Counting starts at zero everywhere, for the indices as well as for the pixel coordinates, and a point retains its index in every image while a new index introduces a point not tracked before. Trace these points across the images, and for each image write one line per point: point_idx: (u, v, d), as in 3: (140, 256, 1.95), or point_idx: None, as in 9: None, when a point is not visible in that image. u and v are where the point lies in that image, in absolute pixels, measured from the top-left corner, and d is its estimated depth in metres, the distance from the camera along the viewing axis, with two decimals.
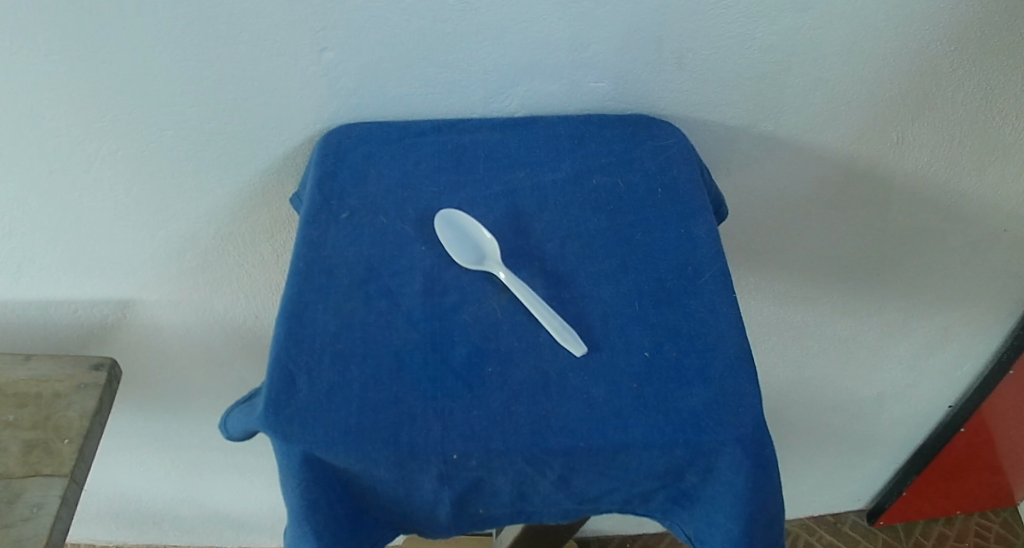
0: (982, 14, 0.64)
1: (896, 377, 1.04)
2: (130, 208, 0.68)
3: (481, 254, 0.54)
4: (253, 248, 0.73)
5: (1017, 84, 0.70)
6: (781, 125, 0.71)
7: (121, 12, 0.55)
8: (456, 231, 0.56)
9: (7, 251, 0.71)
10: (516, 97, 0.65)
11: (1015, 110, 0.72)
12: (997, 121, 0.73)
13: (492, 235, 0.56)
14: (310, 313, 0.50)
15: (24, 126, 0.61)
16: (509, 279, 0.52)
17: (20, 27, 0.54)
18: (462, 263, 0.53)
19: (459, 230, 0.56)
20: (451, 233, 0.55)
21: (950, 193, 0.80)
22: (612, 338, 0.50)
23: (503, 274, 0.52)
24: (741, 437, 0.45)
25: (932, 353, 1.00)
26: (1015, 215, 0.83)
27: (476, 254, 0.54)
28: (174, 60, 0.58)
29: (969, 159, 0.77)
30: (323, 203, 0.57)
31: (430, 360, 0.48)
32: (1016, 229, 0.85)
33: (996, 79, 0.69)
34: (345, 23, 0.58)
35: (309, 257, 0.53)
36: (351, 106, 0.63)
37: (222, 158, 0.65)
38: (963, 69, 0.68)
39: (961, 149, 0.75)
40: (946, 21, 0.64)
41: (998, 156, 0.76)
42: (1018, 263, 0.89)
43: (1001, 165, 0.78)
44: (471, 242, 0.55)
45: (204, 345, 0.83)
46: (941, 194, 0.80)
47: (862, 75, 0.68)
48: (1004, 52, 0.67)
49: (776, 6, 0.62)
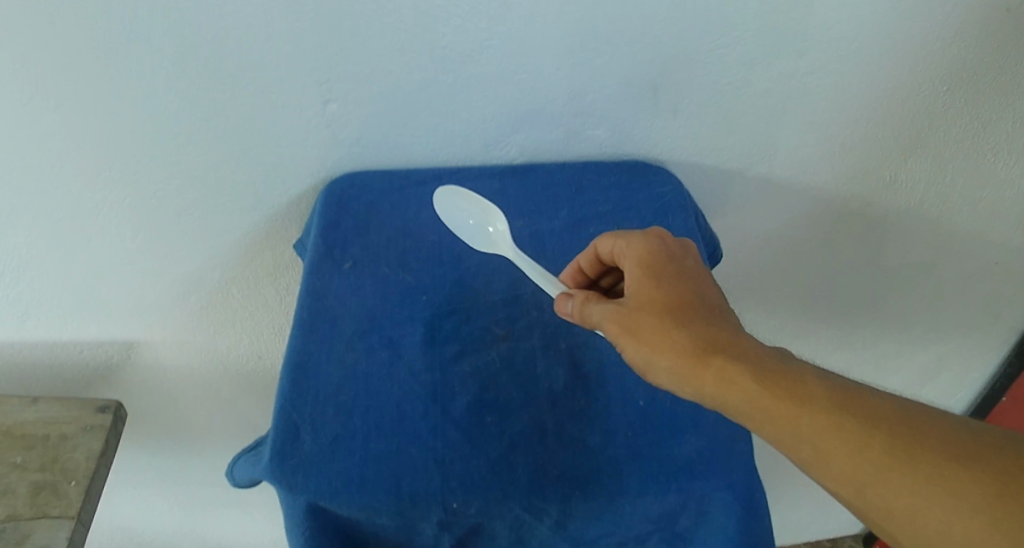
0: (967, 57, 0.66)
1: None
2: (138, 251, 0.70)
3: (481, 237, 0.61)
4: (256, 291, 0.75)
5: (1008, 120, 0.71)
6: (775, 168, 0.74)
7: (133, 61, 0.56)
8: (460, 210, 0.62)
9: (10, 297, 0.71)
10: (515, 145, 0.68)
11: (1006, 145, 0.73)
12: (990, 156, 0.74)
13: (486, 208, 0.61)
14: (314, 365, 0.55)
15: (34, 176, 0.62)
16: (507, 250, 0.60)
17: (34, 79, 0.56)
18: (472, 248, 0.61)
19: (478, 208, 0.62)
20: (469, 208, 0.62)
21: (943, 227, 0.81)
22: (609, 387, 0.56)
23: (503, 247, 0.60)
24: (732, 482, 0.51)
25: (927, 384, 1.01)
26: (1008, 247, 0.84)
27: (479, 236, 0.61)
28: (184, 108, 0.60)
29: (962, 195, 0.78)
30: (327, 253, 0.61)
31: (431, 410, 0.54)
32: (1009, 260, 0.86)
33: (986, 116, 0.71)
34: (350, 75, 0.60)
35: (314, 308, 0.58)
36: (354, 155, 0.65)
37: (230, 203, 0.67)
38: (950, 108, 0.70)
39: (954, 185, 0.77)
40: (930, 64, 0.66)
41: (989, 190, 0.78)
42: (1012, 292, 0.89)
43: (993, 198, 0.79)
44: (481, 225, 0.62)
45: (209, 384, 0.84)
46: (935, 228, 0.81)
47: (850, 119, 0.70)
48: (995, 90, 0.69)
49: (770, 54, 0.64)
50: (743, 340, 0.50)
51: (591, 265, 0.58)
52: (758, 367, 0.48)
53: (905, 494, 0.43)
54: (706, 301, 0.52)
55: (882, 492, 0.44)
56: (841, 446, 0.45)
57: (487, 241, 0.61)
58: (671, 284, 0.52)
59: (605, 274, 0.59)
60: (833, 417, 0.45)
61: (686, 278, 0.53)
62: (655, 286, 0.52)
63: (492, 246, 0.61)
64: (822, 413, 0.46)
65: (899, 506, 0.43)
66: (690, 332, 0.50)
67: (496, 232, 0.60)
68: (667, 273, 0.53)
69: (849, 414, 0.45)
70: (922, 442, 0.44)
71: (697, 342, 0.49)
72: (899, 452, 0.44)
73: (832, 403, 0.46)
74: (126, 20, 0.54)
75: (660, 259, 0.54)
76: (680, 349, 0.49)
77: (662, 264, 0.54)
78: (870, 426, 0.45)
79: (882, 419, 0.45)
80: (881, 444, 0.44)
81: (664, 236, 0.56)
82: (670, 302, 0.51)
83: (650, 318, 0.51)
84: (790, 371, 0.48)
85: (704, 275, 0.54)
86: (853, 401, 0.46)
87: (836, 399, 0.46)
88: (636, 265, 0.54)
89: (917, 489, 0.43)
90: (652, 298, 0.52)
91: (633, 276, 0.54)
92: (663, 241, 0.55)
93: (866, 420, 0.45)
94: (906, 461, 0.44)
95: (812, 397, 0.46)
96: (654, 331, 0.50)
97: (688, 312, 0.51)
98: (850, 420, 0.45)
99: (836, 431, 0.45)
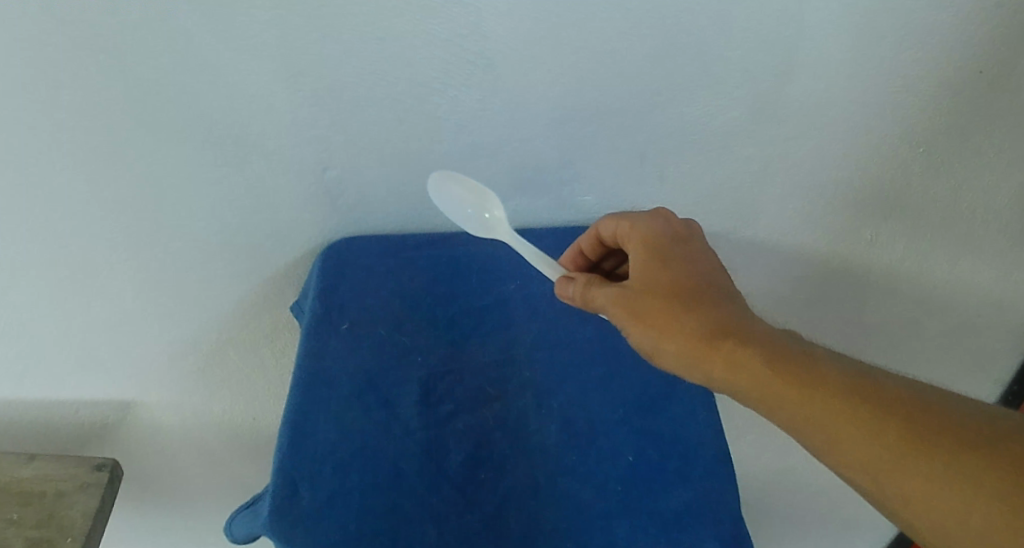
0: (939, 124, 0.70)
1: None
2: (138, 313, 0.71)
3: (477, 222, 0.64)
4: (252, 353, 0.77)
5: (983, 181, 0.74)
6: (758, 231, 0.78)
7: (135, 131, 0.58)
8: (451, 195, 0.65)
9: (11, 357, 0.72)
10: (509, 210, 0.72)
11: (984, 204, 0.76)
12: (969, 215, 0.77)
13: (477, 193, 0.64)
14: (312, 424, 0.58)
15: (34, 236, 0.63)
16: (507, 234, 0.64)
17: (41, 148, 0.58)
18: (469, 231, 0.65)
19: (473, 194, 0.64)
20: (465, 194, 0.65)
21: (926, 284, 0.84)
22: (599, 444, 0.61)
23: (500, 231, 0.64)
24: (719, 533, 0.57)
25: None
26: (991, 302, 0.86)
27: (476, 222, 0.64)
28: (185, 176, 0.62)
29: (943, 253, 0.81)
30: (325, 314, 0.63)
31: (426, 468, 0.58)
32: (991, 315, 0.88)
33: (963, 177, 0.74)
34: (348, 144, 0.62)
35: (312, 369, 0.60)
36: (351, 220, 0.68)
37: (229, 266, 0.69)
38: (924, 168, 0.73)
39: (934, 243, 0.80)
40: (901, 128, 0.70)
41: (969, 248, 0.81)
42: (996, 346, 0.92)
43: (973, 256, 0.82)
44: (476, 208, 0.65)
45: (204, 444, 0.85)
46: (917, 285, 0.84)
47: (828, 182, 0.74)
48: (971, 152, 0.72)
49: (751, 122, 0.68)
50: (749, 326, 0.56)
51: (593, 247, 0.66)
52: (767, 353, 0.53)
53: (916, 477, 0.48)
54: (712, 285, 0.58)
55: (895, 477, 0.49)
56: (852, 429, 0.50)
57: (484, 225, 0.64)
58: (677, 270, 0.59)
59: (607, 257, 0.67)
60: (842, 402, 0.51)
61: (693, 261, 0.59)
62: (661, 272, 0.59)
63: (490, 230, 0.65)
64: (832, 397, 0.51)
65: (910, 492, 0.48)
66: (699, 318, 0.56)
67: (492, 218, 0.64)
68: (673, 260, 0.59)
69: (857, 399, 0.51)
70: (930, 426, 0.49)
71: (706, 328, 0.55)
72: (908, 436, 0.49)
73: (838, 387, 0.51)
74: (131, 94, 0.56)
75: (663, 245, 0.60)
76: (688, 333, 0.55)
77: (669, 248, 0.60)
78: (878, 410, 0.50)
79: (892, 404, 0.50)
80: (887, 429, 0.49)
81: (668, 217, 0.62)
82: (677, 287, 0.58)
83: (659, 303, 0.57)
84: (799, 358, 0.53)
85: (707, 259, 0.60)
86: (860, 387, 0.51)
87: (842, 384, 0.51)
88: (639, 249, 0.61)
89: (926, 472, 0.48)
90: (660, 282, 0.58)
91: (640, 259, 0.60)
92: (668, 221, 0.62)
93: (874, 403, 0.50)
94: (915, 445, 0.48)
95: (820, 383, 0.52)
96: (665, 318, 0.56)
97: (696, 297, 0.57)
98: (862, 406, 0.50)
99: (846, 415, 0.50)
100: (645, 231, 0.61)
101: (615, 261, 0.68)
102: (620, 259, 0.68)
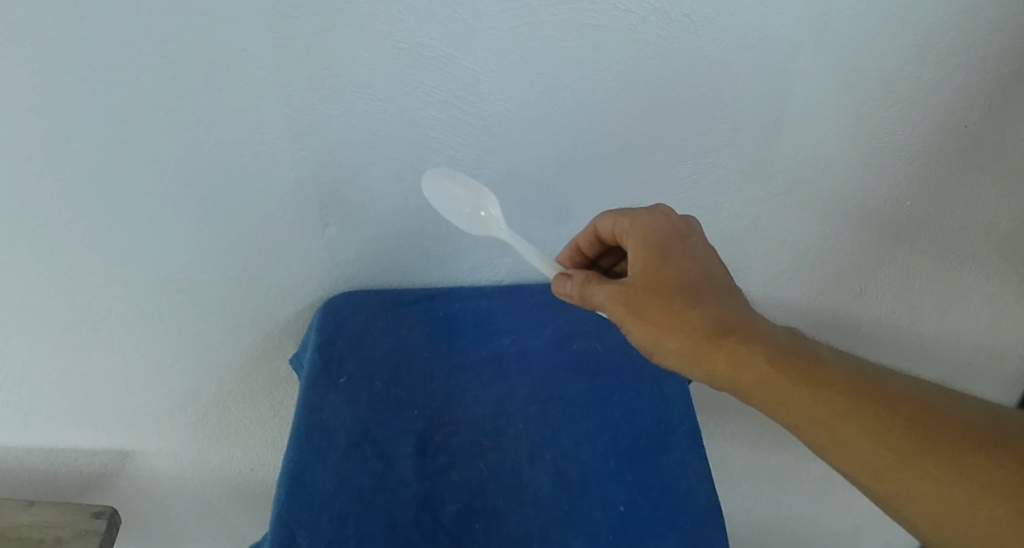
0: (921, 180, 0.73)
1: (872, 509, 1.07)
2: (140, 363, 0.72)
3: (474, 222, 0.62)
4: (251, 404, 0.78)
5: (967, 231, 0.77)
6: (749, 285, 0.80)
7: (142, 188, 0.60)
8: (445, 193, 0.62)
9: (11, 406, 0.73)
10: (503, 267, 0.73)
11: (970, 254, 0.80)
12: (955, 263, 0.80)
13: (473, 190, 0.62)
14: (310, 473, 0.59)
15: (37, 285, 0.64)
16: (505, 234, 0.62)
17: (49, 205, 0.60)
18: (467, 232, 0.62)
19: (469, 192, 0.62)
20: (459, 191, 0.62)
21: (917, 331, 0.87)
22: (591, 493, 0.62)
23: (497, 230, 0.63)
24: None
25: None
26: (978, 350, 0.90)
27: (474, 222, 0.62)
28: (189, 230, 0.64)
29: (931, 302, 0.84)
30: (323, 367, 0.64)
31: (422, 517, 0.59)
32: (980, 362, 0.91)
33: (949, 228, 0.77)
34: (350, 200, 0.65)
35: (310, 422, 0.61)
36: (351, 274, 0.70)
37: (231, 318, 0.71)
38: (910, 223, 0.76)
39: (923, 293, 0.83)
40: (884, 186, 0.72)
41: (956, 297, 0.84)
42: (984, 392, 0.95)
43: (961, 306, 0.85)
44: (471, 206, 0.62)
45: (200, 493, 0.85)
46: (907, 334, 0.87)
47: (815, 236, 0.76)
48: (956, 204, 0.75)
49: (740, 180, 0.71)
50: (751, 326, 0.57)
51: (589, 245, 0.65)
52: (771, 355, 0.55)
53: (920, 477, 0.51)
54: (713, 282, 0.59)
55: (901, 476, 0.52)
56: (857, 430, 0.53)
57: (481, 225, 0.62)
58: (679, 267, 0.59)
59: (602, 254, 0.67)
60: (846, 402, 0.54)
61: (695, 259, 0.59)
62: (663, 269, 0.59)
63: (484, 228, 0.63)
64: (837, 399, 0.54)
65: (914, 490, 0.51)
66: (703, 318, 0.57)
67: (490, 217, 0.62)
68: (673, 255, 0.59)
69: (859, 399, 0.54)
70: (931, 428, 0.52)
71: (710, 328, 0.56)
72: (911, 437, 0.52)
73: (841, 388, 0.54)
74: (139, 153, 0.58)
75: (662, 239, 0.60)
76: (693, 335, 0.56)
77: (670, 245, 0.60)
78: (881, 411, 0.53)
79: (892, 404, 0.53)
80: (889, 430, 0.52)
81: (668, 214, 0.61)
82: (681, 286, 0.58)
83: (664, 302, 0.57)
84: (802, 359, 0.56)
85: (705, 252, 0.60)
86: (861, 387, 0.54)
87: (844, 386, 0.54)
88: (638, 244, 0.60)
89: (929, 472, 0.51)
90: (662, 279, 0.59)
91: (639, 253, 0.60)
92: (668, 218, 0.61)
93: (876, 404, 0.53)
94: (918, 447, 0.52)
95: (824, 384, 0.54)
96: (669, 318, 0.57)
97: (699, 296, 0.58)
98: (864, 407, 0.53)
99: (850, 416, 0.53)
100: (646, 228, 0.60)
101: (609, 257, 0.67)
102: (617, 257, 0.68)
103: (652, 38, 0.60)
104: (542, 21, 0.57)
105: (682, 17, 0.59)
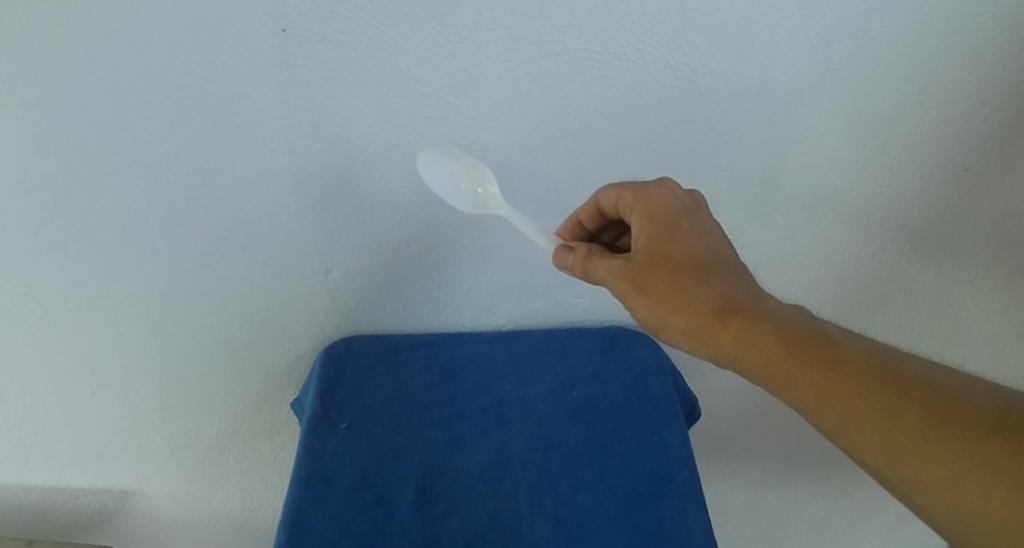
0: (919, 225, 0.73)
1: None
2: (142, 405, 0.73)
3: (471, 199, 0.60)
4: (252, 445, 0.79)
5: (966, 272, 0.78)
6: None
7: (147, 233, 0.62)
8: (441, 167, 0.60)
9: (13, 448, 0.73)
10: (504, 312, 0.74)
11: (971, 296, 0.80)
12: (956, 306, 0.81)
13: (469, 165, 0.60)
14: (310, 520, 0.60)
15: (42, 327, 0.65)
16: (503, 210, 0.61)
17: (58, 248, 0.61)
18: (465, 209, 0.61)
19: (465, 170, 0.60)
20: (456, 168, 0.60)
21: None
22: (590, 542, 0.61)
23: (495, 206, 0.61)
24: None
25: (907, 530, 1.03)
26: None
27: (471, 199, 0.60)
28: (193, 273, 0.65)
29: (932, 346, 0.84)
30: (324, 414, 0.66)
31: None
32: None
33: (948, 270, 0.78)
34: (352, 245, 0.66)
35: (311, 468, 0.62)
36: (353, 319, 0.71)
37: (234, 361, 0.72)
38: (909, 266, 0.77)
39: (925, 334, 0.83)
40: (880, 233, 0.73)
41: (956, 339, 0.84)
42: None
43: (962, 349, 0.85)
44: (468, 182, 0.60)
45: (198, 534, 0.85)
46: None
47: (812, 281, 0.77)
48: (954, 246, 0.76)
49: (738, 229, 0.72)
50: (760, 301, 0.55)
51: (592, 219, 0.64)
52: (780, 330, 0.54)
53: (933, 461, 0.49)
54: (720, 259, 0.57)
55: (912, 459, 0.50)
56: (867, 412, 0.51)
57: (478, 202, 0.61)
58: (685, 244, 0.58)
59: (604, 229, 0.65)
60: (856, 383, 0.52)
61: (701, 235, 0.58)
62: (670, 244, 0.58)
63: (482, 206, 0.61)
64: (848, 379, 0.52)
65: (925, 473, 0.49)
66: (710, 294, 0.55)
67: (488, 194, 0.60)
68: (680, 232, 0.58)
69: (869, 380, 0.52)
70: (946, 412, 0.50)
71: (716, 304, 0.55)
72: (923, 420, 0.50)
73: (851, 367, 0.52)
74: (147, 200, 0.60)
75: (668, 216, 0.59)
76: (699, 312, 0.55)
77: (676, 220, 0.59)
78: (892, 393, 0.51)
79: (904, 387, 0.51)
80: (901, 412, 0.51)
81: (674, 189, 0.60)
82: (687, 262, 0.57)
83: (670, 278, 0.56)
84: (812, 337, 0.54)
85: (712, 228, 0.59)
86: (871, 368, 0.52)
87: (854, 365, 0.52)
88: (644, 220, 0.59)
89: (942, 455, 0.49)
90: (668, 254, 0.57)
91: (644, 228, 0.59)
92: (674, 193, 0.60)
93: (887, 384, 0.51)
94: (931, 430, 0.50)
95: (834, 363, 0.53)
96: (675, 293, 0.56)
97: (707, 272, 0.56)
98: (875, 388, 0.51)
99: (860, 397, 0.51)
100: (651, 203, 0.59)
101: (610, 231, 0.66)
102: (619, 231, 0.66)
103: (653, 86, 0.61)
104: (544, 70, 0.59)
105: (682, 66, 0.60)
